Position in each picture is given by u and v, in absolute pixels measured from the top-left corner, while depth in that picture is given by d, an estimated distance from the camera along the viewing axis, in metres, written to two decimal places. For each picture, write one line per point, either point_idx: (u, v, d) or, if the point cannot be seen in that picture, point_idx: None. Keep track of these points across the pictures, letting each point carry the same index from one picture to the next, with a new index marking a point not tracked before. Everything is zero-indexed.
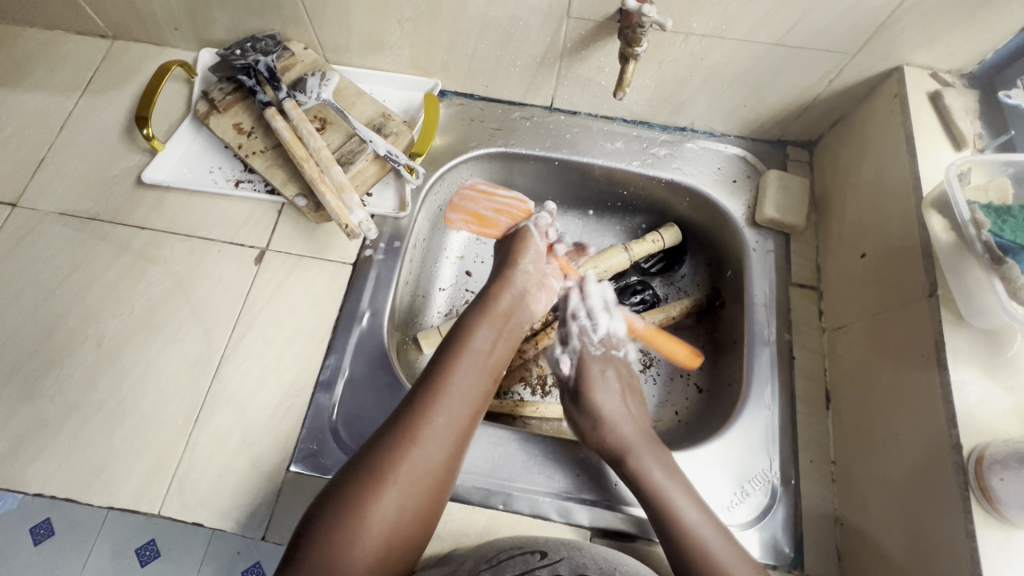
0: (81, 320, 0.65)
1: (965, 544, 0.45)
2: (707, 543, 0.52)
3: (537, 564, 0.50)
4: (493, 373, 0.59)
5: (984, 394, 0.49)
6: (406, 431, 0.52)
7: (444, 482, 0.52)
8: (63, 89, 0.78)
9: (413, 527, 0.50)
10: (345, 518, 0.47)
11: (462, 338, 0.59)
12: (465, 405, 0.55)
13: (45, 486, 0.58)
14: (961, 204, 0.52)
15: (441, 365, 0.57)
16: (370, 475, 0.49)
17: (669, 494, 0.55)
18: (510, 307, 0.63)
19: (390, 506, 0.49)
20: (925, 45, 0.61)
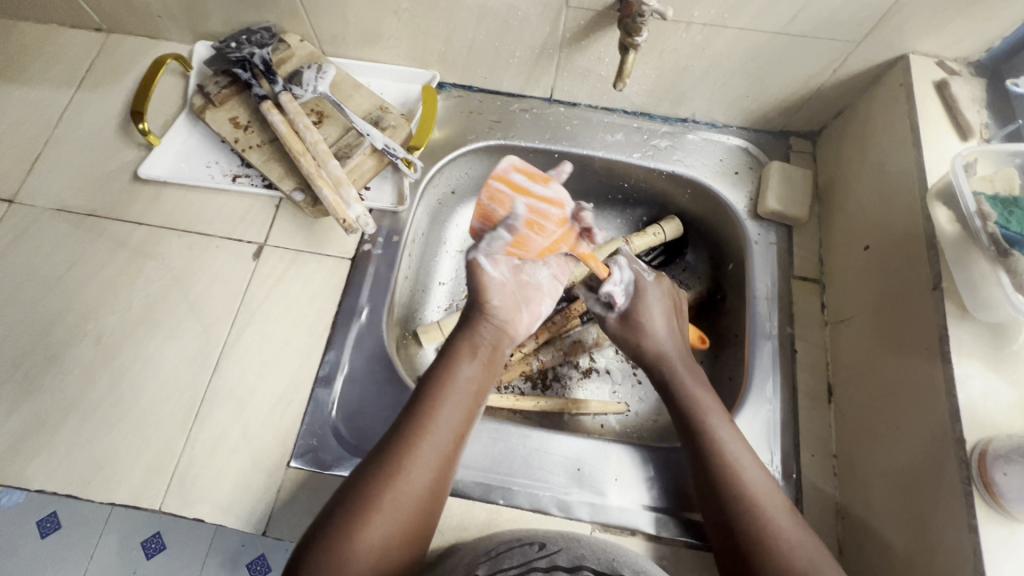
0: (80, 316, 0.65)
1: (967, 538, 0.45)
2: (761, 497, 0.51)
3: (535, 555, 0.50)
4: (478, 400, 0.58)
5: (988, 388, 0.48)
6: (392, 459, 0.50)
7: (429, 510, 0.51)
8: (58, 84, 0.78)
9: (404, 554, 0.48)
10: (334, 546, 0.46)
11: (447, 365, 0.58)
12: (451, 433, 0.54)
13: (46, 483, 0.58)
14: (967, 195, 0.51)
15: (426, 388, 0.56)
16: (356, 502, 0.48)
17: (702, 406, 0.57)
18: (491, 333, 0.62)
19: (378, 534, 0.47)
20: (931, 33, 0.60)
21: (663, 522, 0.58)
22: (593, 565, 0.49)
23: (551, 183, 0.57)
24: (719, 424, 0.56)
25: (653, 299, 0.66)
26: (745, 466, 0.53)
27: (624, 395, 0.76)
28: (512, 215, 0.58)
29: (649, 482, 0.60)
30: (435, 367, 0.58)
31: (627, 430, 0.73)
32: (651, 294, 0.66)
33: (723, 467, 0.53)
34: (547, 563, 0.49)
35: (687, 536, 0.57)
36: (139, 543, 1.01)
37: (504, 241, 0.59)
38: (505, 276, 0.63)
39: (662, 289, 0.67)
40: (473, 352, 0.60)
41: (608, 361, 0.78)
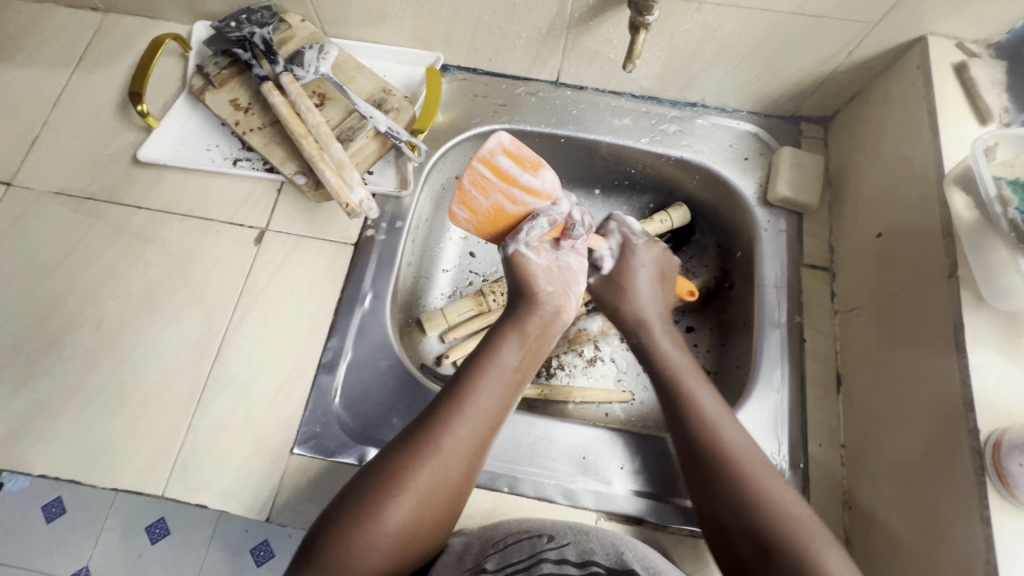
0: (80, 301, 0.64)
1: (979, 530, 0.44)
2: (749, 462, 0.52)
3: (545, 547, 0.51)
4: (517, 388, 0.58)
5: (1004, 378, 0.47)
6: (427, 440, 0.51)
7: (459, 494, 0.51)
8: (55, 65, 0.76)
9: (427, 532, 0.50)
10: (361, 521, 0.47)
11: (490, 351, 0.58)
12: (486, 420, 0.54)
13: (48, 468, 0.58)
14: (987, 179, 0.50)
15: (467, 372, 0.56)
16: (387, 480, 0.49)
17: (681, 369, 0.60)
18: (537, 320, 0.61)
19: (402, 512, 0.48)
20: (951, 14, 0.58)
21: (669, 511, 0.58)
22: (602, 561, 0.50)
23: (541, 170, 0.56)
24: (699, 386, 0.58)
25: (640, 264, 0.66)
26: (727, 429, 0.54)
27: (629, 384, 0.75)
28: (504, 201, 0.56)
29: (655, 471, 0.60)
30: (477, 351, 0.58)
31: (632, 419, 0.72)
32: (639, 256, 0.66)
33: (705, 431, 0.54)
34: (556, 556, 0.50)
35: (692, 526, 0.57)
36: (144, 528, 1.01)
37: (542, 229, 0.58)
38: (548, 261, 0.62)
39: (652, 253, 0.67)
40: (516, 337, 0.60)
41: (614, 350, 0.77)
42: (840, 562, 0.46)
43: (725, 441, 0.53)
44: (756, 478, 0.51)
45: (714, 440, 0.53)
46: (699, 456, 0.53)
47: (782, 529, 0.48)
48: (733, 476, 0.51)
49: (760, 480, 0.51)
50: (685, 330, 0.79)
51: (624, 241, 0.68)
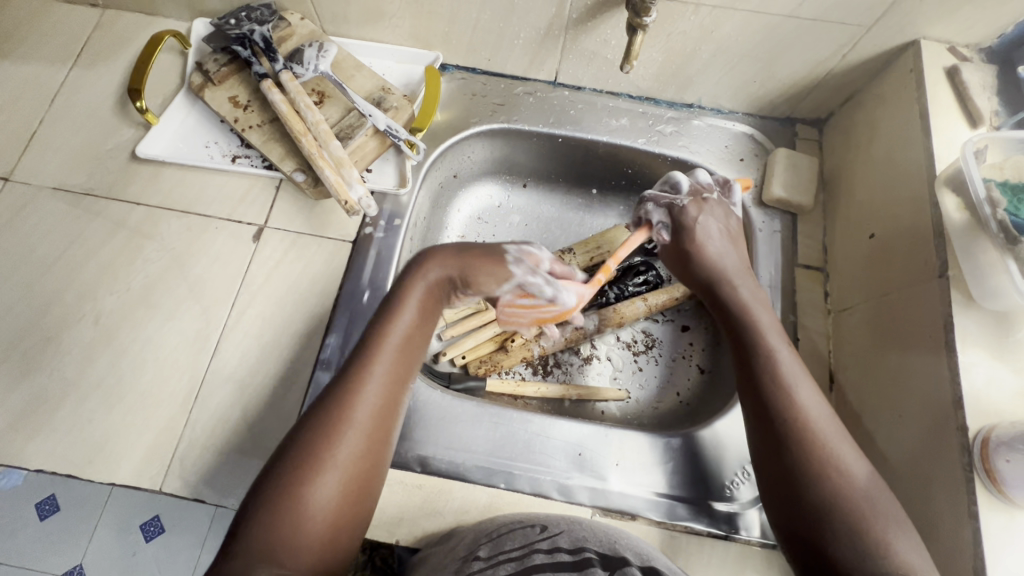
0: (78, 296, 0.64)
1: (968, 524, 0.45)
2: (820, 427, 0.48)
3: (536, 537, 0.50)
4: (416, 349, 0.55)
5: (993, 375, 0.48)
6: (336, 413, 0.47)
7: (375, 463, 0.49)
8: (53, 60, 0.76)
9: (354, 508, 0.46)
10: (280, 507, 0.43)
11: (381, 319, 0.54)
12: (393, 382, 0.51)
13: (46, 462, 0.58)
14: (977, 181, 0.51)
15: (368, 339, 0.53)
16: (298, 465, 0.45)
17: (766, 330, 0.56)
18: (427, 287, 0.57)
19: (324, 491, 0.44)
20: (944, 18, 0.59)
21: (663, 508, 0.59)
22: (595, 547, 0.49)
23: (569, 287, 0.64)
24: (780, 347, 0.54)
25: (701, 223, 0.64)
26: (802, 392, 0.50)
27: (624, 382, 0.76)
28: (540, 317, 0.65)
29: (649, 468, 0.60)
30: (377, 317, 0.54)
31: (627, 417, 0.73)
32: (699, 218, 0.65)
33: (778, 389, 0.50)
34: (547, 544, 0.49)
35: (686, 522, 0.58)
36: None
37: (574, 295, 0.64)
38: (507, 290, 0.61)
39: (709, 215, 0.65)
40: (422, 302, 0.56)
41: (609, 348, 0.78)
42: (908, 544, 0.42)
43: (800, 404, 0.50)
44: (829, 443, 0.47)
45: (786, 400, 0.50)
46: (771, 415, 0.50)
47: (846, 498, 0.44)
48: (801, 444, 0.47)
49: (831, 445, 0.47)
50: (681, 329, 0.79)
51: (670, 208, 0.66)
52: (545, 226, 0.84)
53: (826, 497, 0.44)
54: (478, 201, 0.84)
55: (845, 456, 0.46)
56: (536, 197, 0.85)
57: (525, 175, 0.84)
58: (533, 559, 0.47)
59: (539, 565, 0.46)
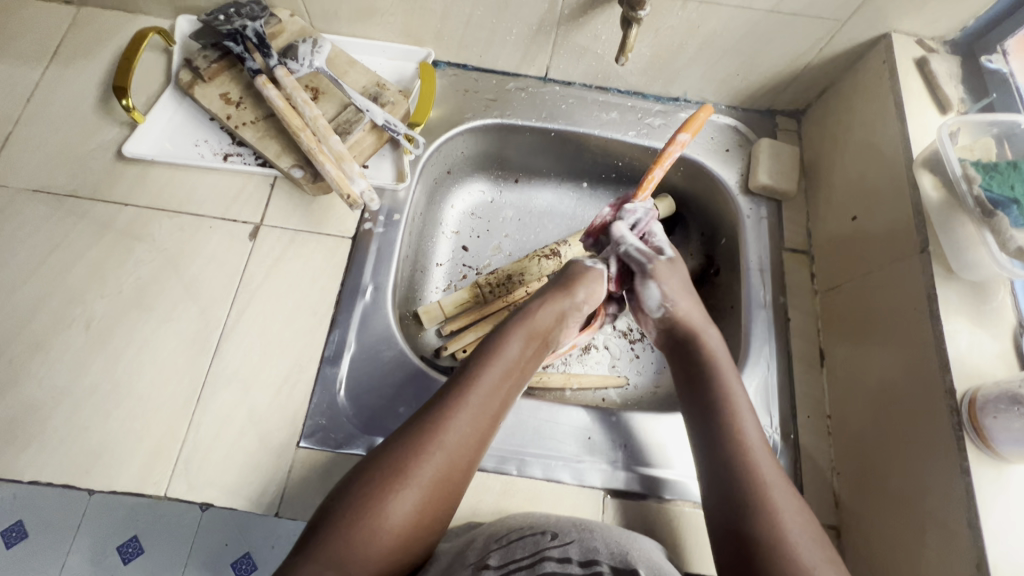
0: (67, 301, 0.62)
1: (960, 480, 0.48)
2: (749, 440, 0.52)
3: (548, 544, 0.50)
4: (513, 381, 0.57)
5: (974, 341, 0.52)
6: (428, 433, 0.50)
7: (453, 487, 0.51)
8: (27, 59, 0.73)
9: (423, 529, 0.48)
10: (358, 517, 0.46)
11: (495, 346, 0.58)
12: (484, 415, 0.53)
13: (40, 474, 0.55)
14: (953, 161, 0.54)
15: (475, 367, 0.56)
16: (386, 475, 0.48)
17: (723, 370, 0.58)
18: (546, 318, 0.62)
19: (402, 507, 0.47)
20: (912, 12, 0.63)
21: (667, 486, 0.60)
22: (607, 560, 0.49)
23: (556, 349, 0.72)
24: (723, 358, 0.60)
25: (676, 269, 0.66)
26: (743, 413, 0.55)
27: (623, 369, 0.78)
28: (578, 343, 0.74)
29: (660, 448, 0.62)
30: (489, 343, 0.59)
31: (627, 402, 0.75)
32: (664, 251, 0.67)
33: (719, 400, 0.55)
34: (560, 554, 0.49)
35: (690, 497, 0.60)
36: None
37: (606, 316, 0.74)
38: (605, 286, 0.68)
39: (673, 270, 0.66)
40: (530, 331, 0.61)
41: (607, 337, 0.80)
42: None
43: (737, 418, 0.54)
44: (760, 461, 0.51)
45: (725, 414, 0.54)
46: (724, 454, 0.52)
47: (781, 538, 0.46)
48: (746, 484, 0.49)
49: (758, 466, 0.50)
50: None
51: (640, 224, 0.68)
52: (538, 220, 0.86)
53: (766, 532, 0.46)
54: (471, 198, 0.85)
55: (777, 494, 0.49)
56: (528, 191, 0.87)
57: (517, 171, 0.86)
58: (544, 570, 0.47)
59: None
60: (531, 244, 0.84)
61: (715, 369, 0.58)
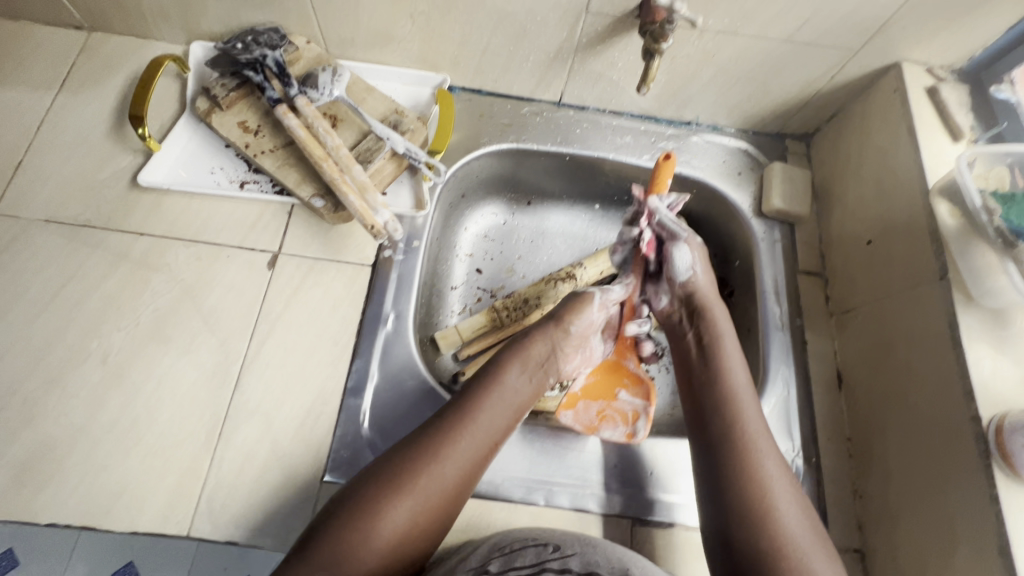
0: (83, 334, 0.61)
1: (989, 507, 0.49)
2: (758, 448, 0.53)
3: (549, 557, 0.51)
4: (517, 404, 0.58)
5: (997, 367, 0.53)
6: (432, 451, 0.51)
7: (451, 501, 0.51)
8: (37, 85, 0.72)
9: (416, 542, 0.49)
10: (360, 524, 0.47)
11: (496, 371, 0.59)
12: (486, 440, 0.54)
13: (57, 515, 0.54)
14: (972, 191, 0.55)
15: (482, 385, 0.57)
16: (387, 485, 0.49)
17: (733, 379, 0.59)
18: (543, 347, 0.62)
19: (398, 514, 0.48)
20: (923, 42, 0.65)
21: (689, 513, 0.60)
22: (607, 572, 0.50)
23: (641, 416, 0.65)
24: (735, 363, 0.60)
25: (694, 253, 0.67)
26: (750, 420, 0.55)
27: None
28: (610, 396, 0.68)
29: (689, 473, 0.62)
30: (495, 363, 0.60)
31: None
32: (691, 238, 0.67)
33: (727, 409, 0.56)
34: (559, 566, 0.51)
35: None
36: None
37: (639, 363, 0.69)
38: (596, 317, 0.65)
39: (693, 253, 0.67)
40: (538, 353, 0.62)
41: None
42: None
43: (744, 425, 0.55)
44: (769, 470, 0.52)
45: (733, 422, 0.55)
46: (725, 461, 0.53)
47: (782, 548, 0.48)
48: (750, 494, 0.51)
49: (765, 478, 0.51)
50: None
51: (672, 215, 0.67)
52: (551, 242, 0.86)
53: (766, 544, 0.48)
54: (484, 220, 0.85)
55: (781, 503, 0.50)
56: (541, 213, 0.87)
57: (530, 194, 0.86)
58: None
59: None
60: (546, 267, 0.84)
61: (723, 377, 0.59)
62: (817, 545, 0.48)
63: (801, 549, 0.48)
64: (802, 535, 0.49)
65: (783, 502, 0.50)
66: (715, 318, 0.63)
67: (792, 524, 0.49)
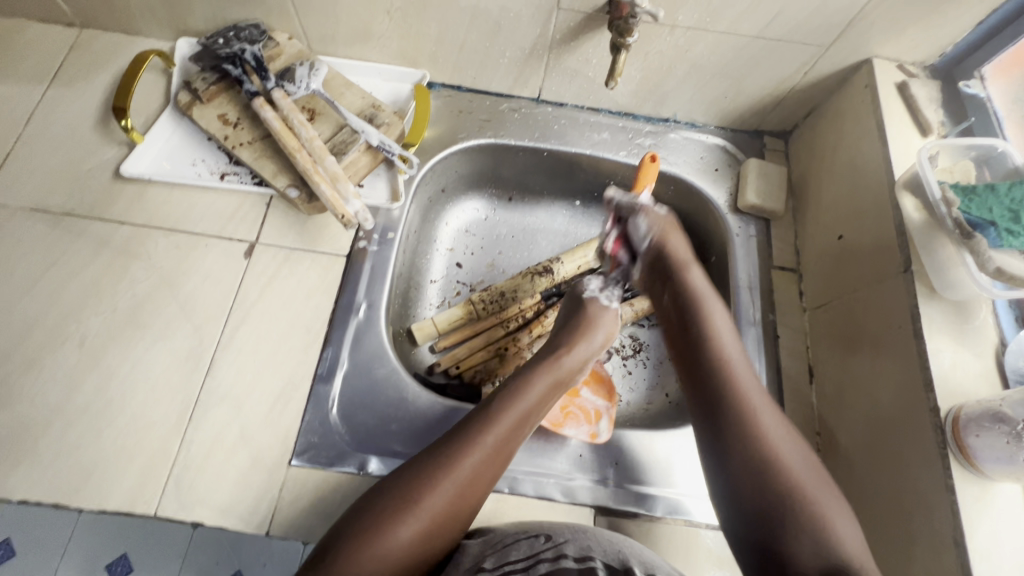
0: (62, 319, 0.63)
1: (945, 498, 0.48)
2: (753, 396, 0.54)
3: (542, 547, 0.49)
4: (528, 424, 0.56)
5: (956, 359, 0.53)
6: (441, 466, 0.50)
7: (461, 517, 0.50)
8: (28, 80, 0.74)
9: (429, 555, 0.49)
10: (366, 540, 0.45)
11: (517, 387, 0.57)
12: (499, 455, 0.52)
13: (29, 493, 0.55)
14: (933, 183, 0.56)
15: (495, 406, 0.55)
16: (393, 504, 0.47)
17: (719, 333, 0.60)
18: (569, 362, 0.62)
19: (405, 536, 0.46)
20: (892, 38, 0.65)
21: (655, 503, 0.60)
22: (601, 557, 0.49)
23: (604, 415, 0.66)
24: (718, 313, 0.62)
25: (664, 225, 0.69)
26: (741, 369, 0.57)
27: (615, 385, 0.78)
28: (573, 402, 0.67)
29: (657, 464, 0.62)
30: (507, 386, 0.57)
31: (619, 419, 0.75)
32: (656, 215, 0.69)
33: (715, 359, 0.58)
34: (554, 554, 0.48)
35: (680, 514, 0.60)
36: None
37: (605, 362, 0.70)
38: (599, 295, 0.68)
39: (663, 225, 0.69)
40: (551, 380, 0.60)
41: None
42: (850, 531, 0.47)
43: (737, 375, 0.56)
44: (766, 416, 0.53)
45: (724, 371, 0.56)
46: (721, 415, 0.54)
47: (792, 501, 0.48)
48: (751, 446, 0.51)
49: (765, 432, 0.52)
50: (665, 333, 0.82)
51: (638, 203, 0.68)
52: (531, 237, 0.87)
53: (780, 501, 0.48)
54: (465, 215, 0.86)
55: (784, 454, 0.51)
56: (521, 209, 0.88)
57: (510, 190, 0.87)
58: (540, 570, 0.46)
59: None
60: (525, 262, 0.85)
61: (711, 329, 0.60)
62: (824, 486, 0.49)
63: (808, 492, 0.48)
64: (807, 478, 0.49)
65: (787, 451, 0.51)
66: (695, 272, 0.65)
67: (798, 469, 0.50)
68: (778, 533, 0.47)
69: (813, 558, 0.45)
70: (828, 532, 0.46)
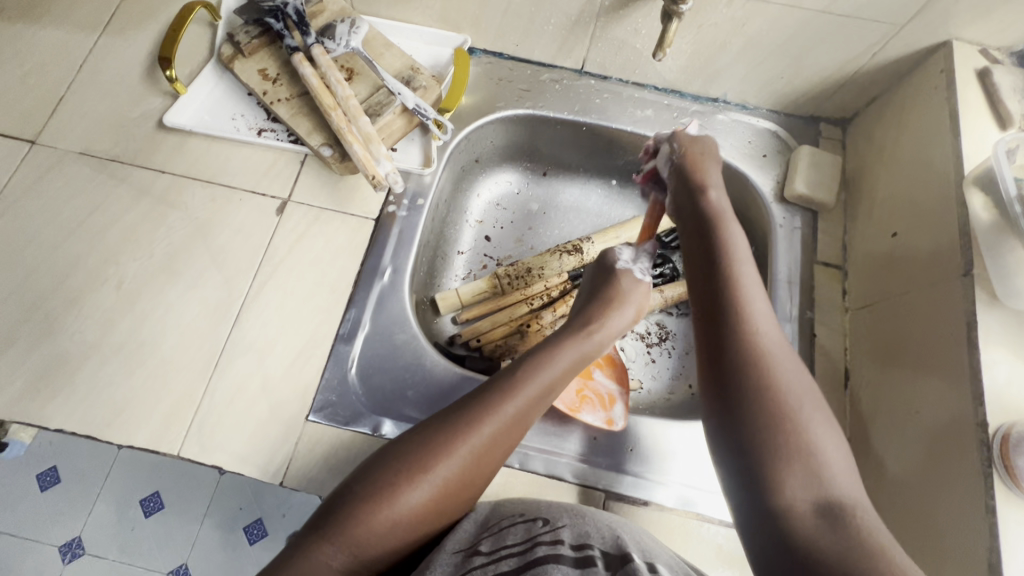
0: (101, 260, 0.65)
1: (983, 521, 0.45)
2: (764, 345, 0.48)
3: (540, 530, 0.48)
4: (551, 396, 0.55)
5: (1013, 374, 0.49)
6: (457, 433, 0.49)
7: (472, 487, 0.50)
8: (82, 27, 0.76)
9: (441, 520, 0.49)
10: (372, 505, 0.45)
11: (541, 358, 0.56)
12: (516, 427, 0.51)
13: (65, 422, 0.58)
14: (1008, 180, 0.51)
15: (519, 375, 0.53)
16: (403, 469, 0.47)
17: (736, 254, 0.54)
18: (599, 339, 0.60)
19: (418, 498, 0.47)
20: (978, 19, 0.59)
21: (667, 494, 0.59)
22: (599, 544, 0.47)
23: (617, 401, 0.65)
24: (735, 236, 0.56)
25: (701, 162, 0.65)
26: (754, 305, 0.51)
27: (637, 372, 0.76)
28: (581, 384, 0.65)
29: (674, 455, 0.61)
30: (532, 358, 0.56)
31: (639, 407, 0.73)
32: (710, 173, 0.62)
33: (733, 299, 0.51)
34: (551, 538, 0.47)
35: (691, 508, 0.58)
36: None
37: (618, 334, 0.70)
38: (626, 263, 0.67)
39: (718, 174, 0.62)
40: (579, 354, 0.58)
41: (624, 339, 0.78)
42: (846, 481, 0.42)
43: (749, 319, 0.50)
44: (767, 343, 0.48)
45: (734, 299, 0.51)
46: (721, 342, 0.49)
47: (783, 421, 0.44)
48: (751, 375, 0.46)
49: (771, 360, 0.47)
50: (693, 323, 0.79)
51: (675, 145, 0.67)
52: (563, 214, 0.84)
53: (770, 428, 0.44)
54: (497, 188, 0.85)
55: (790, 388, 0.46)
56: (555, 185, 0.85)
57: (545, 164, 0.85)
58: (537, 551, 0.45)
59: (542, 559, 0.44)
60: (555, 239, 0.83)
61: (727, 259, 0.54)
62: (826, 426, 0.45)
63: (808, 421, 0.44)
64: (807, 408, 0.45)
65: (794, 390, 0.46)
66: (716, 194, 0.60)
67: (800, 406, 0.45)
68: (759, 465, 0.43)
69: (800, 488, 0.41)
70: (818, 472, 0.42)
